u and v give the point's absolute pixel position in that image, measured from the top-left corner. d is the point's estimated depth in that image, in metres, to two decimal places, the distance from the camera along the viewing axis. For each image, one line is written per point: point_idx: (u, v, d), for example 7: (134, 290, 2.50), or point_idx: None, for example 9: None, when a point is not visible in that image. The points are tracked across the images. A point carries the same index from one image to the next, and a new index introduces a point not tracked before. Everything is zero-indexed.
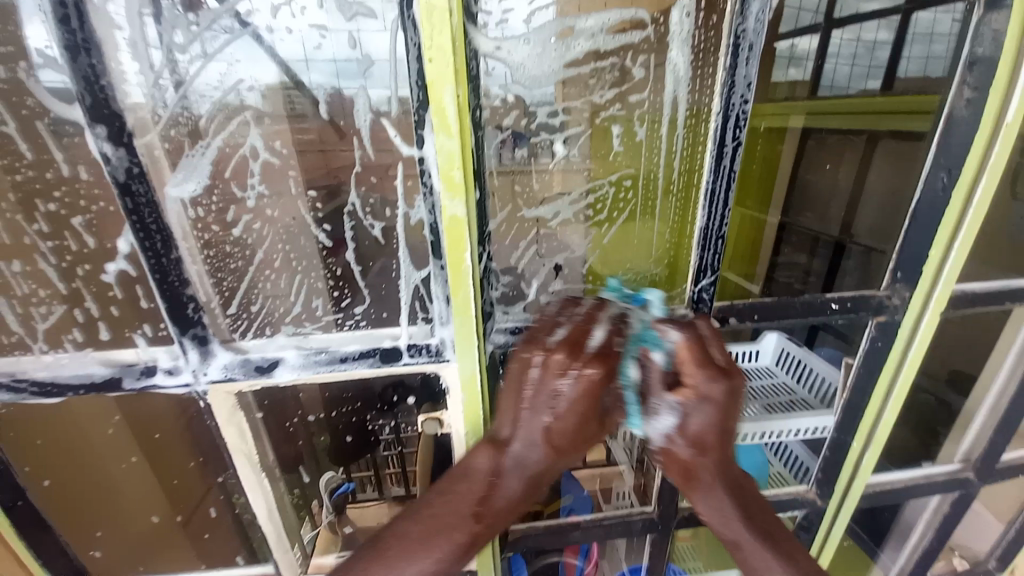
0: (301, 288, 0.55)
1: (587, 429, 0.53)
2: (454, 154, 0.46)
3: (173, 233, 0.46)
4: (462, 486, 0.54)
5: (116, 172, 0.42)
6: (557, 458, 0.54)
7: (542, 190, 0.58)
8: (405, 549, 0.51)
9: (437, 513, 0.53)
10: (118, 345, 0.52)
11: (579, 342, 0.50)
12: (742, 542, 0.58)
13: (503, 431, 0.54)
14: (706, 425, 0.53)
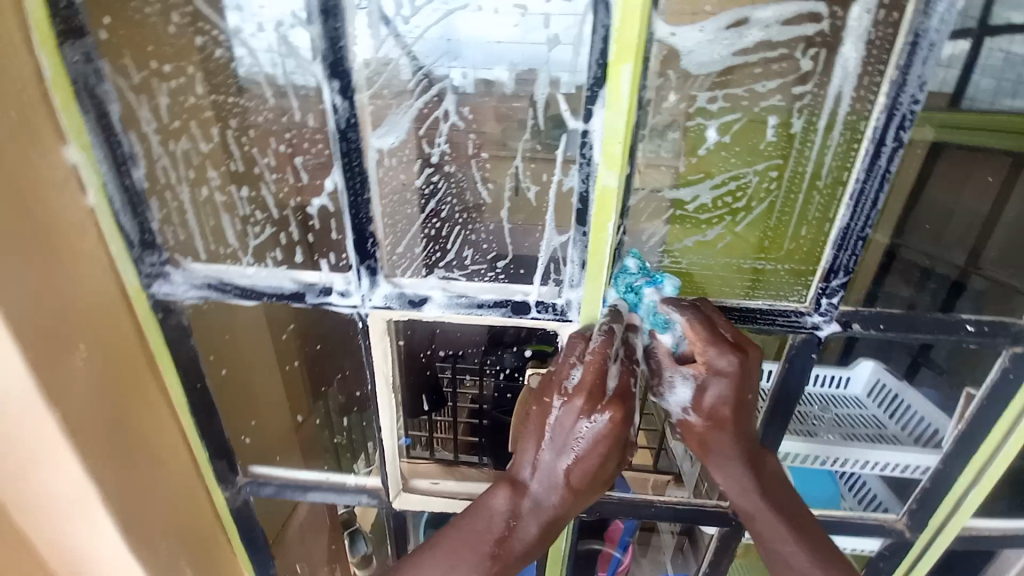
0: (456, 238, 0.63)
1: (607, 463, 0.59)
2: (618, 129, 0.50)
3: (369, 177, 0.55)
4: (481, 524, 0.59)
5: (339, 121, 0.51)
6: (574, 499, 0.60)
7: (653, 184, 0.59)
8: (442, 557, 0.58)
9: (462, 534, 0.58)
10: (307, 266, 0.62)
11: (598, 387, 0.55)
12: (756, 515, 0.65)
13: (523, 473, 0.60)
14: (721, 398, 0.58)
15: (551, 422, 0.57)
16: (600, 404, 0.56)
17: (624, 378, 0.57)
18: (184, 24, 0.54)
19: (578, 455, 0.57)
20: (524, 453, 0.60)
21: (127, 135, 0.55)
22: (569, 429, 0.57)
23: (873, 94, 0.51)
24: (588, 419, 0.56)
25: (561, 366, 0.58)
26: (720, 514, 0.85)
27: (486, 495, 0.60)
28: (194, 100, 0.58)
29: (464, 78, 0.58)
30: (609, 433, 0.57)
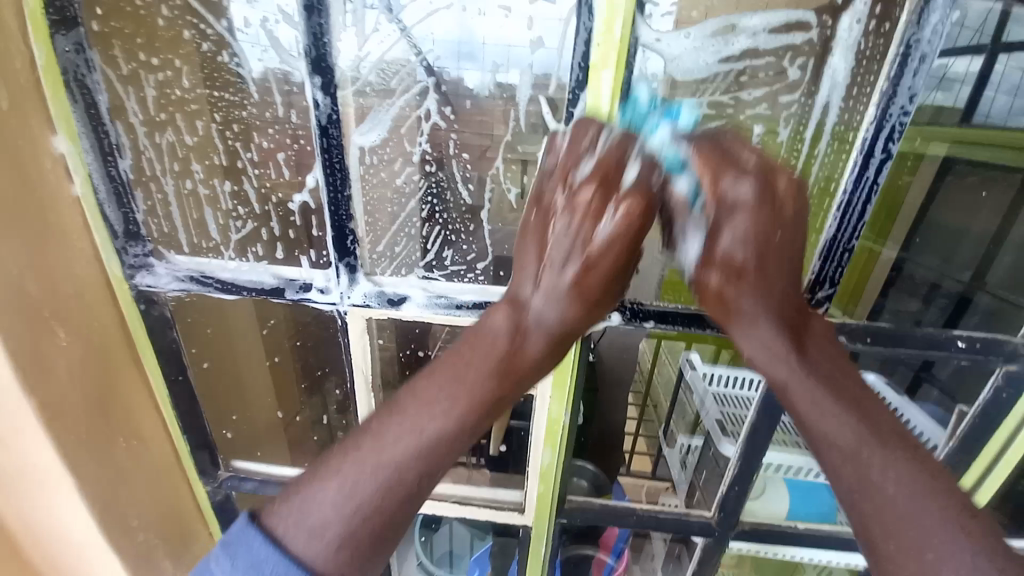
0: (437, 239, 0.62)
1: (625, 266, 0.53)
2: (600, 132, 0.50)
3: (350, 174, 0.55)
4: (482, 342, 0.54)
5: (320, 116, 0.51)
6: (585, 317, 0.55)
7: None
8: (418, 402, 0.52)
9: (452, 362, 0.54)
10: (290, 261, 0.62)
11: (608, 177, 0.49)
12: (793, 382, 0.55)
13: (523, 289, 0.55)
14: (738, 237, 0.52)
15: (563, 224, 0.52)
16: (612, 196, 0.49)
17: (644, 176, 0.50)
18: (171, 15, 0.54)
19: (595, 233, 0.51)
20: (530, 291, 0.55)
21: (113, 126, 0.55)
22: (579, 228, 0.51)
23: (863, 105, 0.51)
24: (602, 216, 0.50)
25: (568, 157, 0.51)
26: (704, 525, 0.84)
27: (484, 319, 0.56)
28: (180, 94, 0.57)
29: (481, 82, 0.54)
30: (625, 230, 0.50)
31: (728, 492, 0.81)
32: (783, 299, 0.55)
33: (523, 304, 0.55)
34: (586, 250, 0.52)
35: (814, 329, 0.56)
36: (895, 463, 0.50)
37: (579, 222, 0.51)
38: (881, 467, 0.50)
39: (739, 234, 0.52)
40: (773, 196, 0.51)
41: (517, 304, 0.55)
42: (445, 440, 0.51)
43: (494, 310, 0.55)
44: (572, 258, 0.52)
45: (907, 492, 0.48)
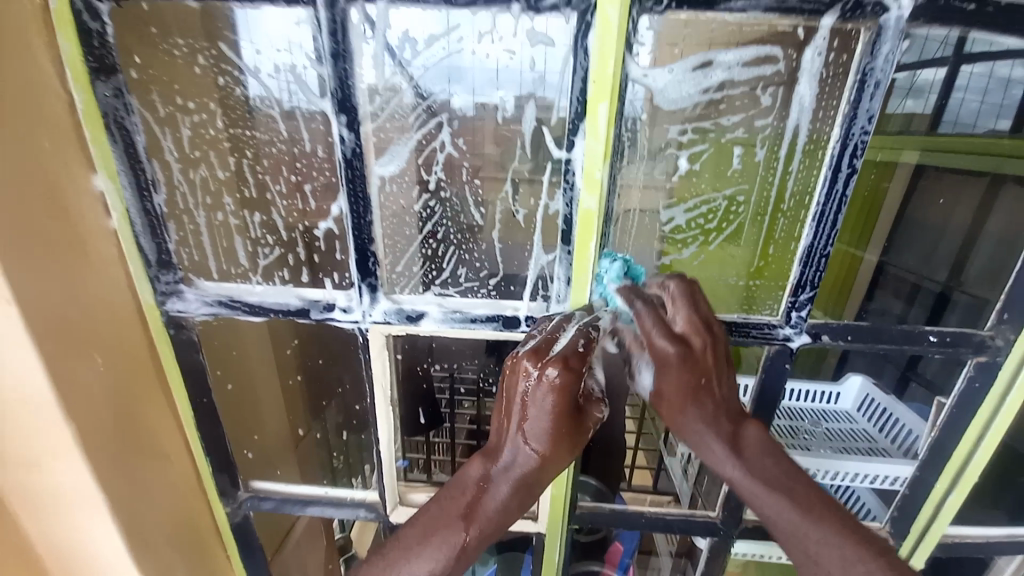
0: (451, 257, 0.68)
1: (562, 427, 0.56)
2: (597, 157, 0.55)
3: (371, 201, 0.60)
4: (454, 492, 0.59)
5: (345, 150, 0.57)
6: (545, 464, 0.57)
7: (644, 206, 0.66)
8: (404, 551, 0.57)
9: (431, 515, 0.58)
10: (313, 283, 0.67)
11: (541, 349, 0.55)
12: (743, 488, 0.61)
13: (493, 442, 0.60)
14: (669, 385, 0.60)
15: (513, 400, 0.57)
16: (540, 363, 0.54)
17: (575, 342, 0.56)
18: (208, 64, 0.60)
19: (531, 410, 0.56)
20: (498, 449, 0.59)
21: (150, 164, 0.60)
22: (519, 394, 0.56)
23: (830, 124, 0.57)
24: (529, 379, 0.55)
25: (521, 341, 0.59)
26: (708, 524, 0.88)
27: (464, 467, 0.61)
28: (213, 134, 0.64)
29: (468, 101, 0.60)
30: (556, 399, 0.55)
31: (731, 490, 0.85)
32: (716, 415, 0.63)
33: (493, 454, 0.59)
34: (527, 410, 0.56)
35: (746, 437, 0.63)
36: (827, 525, 0.58)
37: (519, 399, 0.56)
38: (817, 542, 0.57)
39: (671, 379, 0.59)
40: (690, 335, 0.59)
41: (485, 458, 0.59)
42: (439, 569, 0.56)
43: (472, 461, 0.60)
44: (521, 428, 0.57)
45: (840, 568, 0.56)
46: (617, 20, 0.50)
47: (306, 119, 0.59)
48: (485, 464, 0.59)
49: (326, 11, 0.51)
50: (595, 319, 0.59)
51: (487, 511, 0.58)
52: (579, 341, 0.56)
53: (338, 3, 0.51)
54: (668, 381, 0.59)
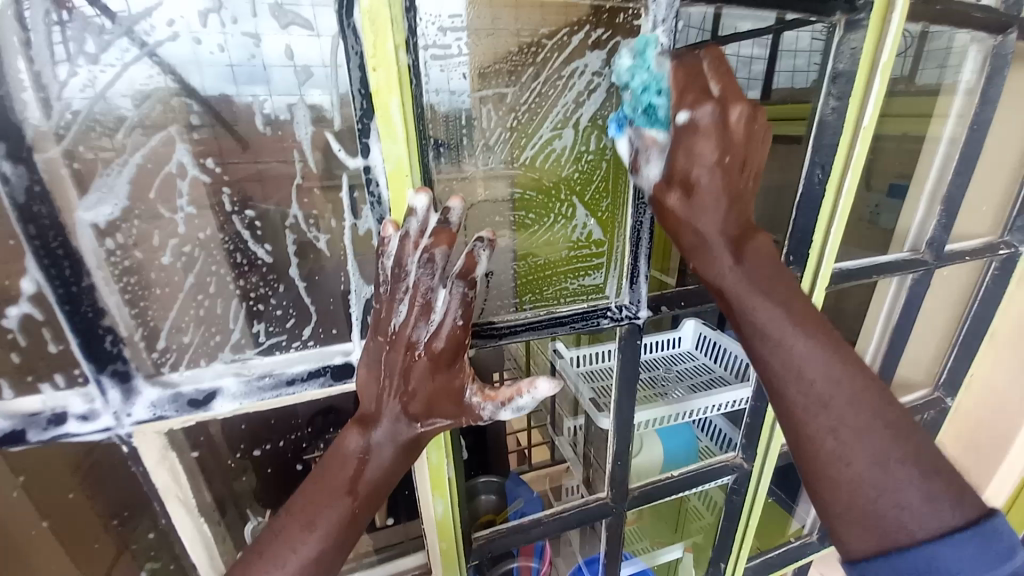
0: (238, 313, 0.50)
1: (447, 388, 0.51)
2: (402, 161, 0.46)
3: (86, 260, 0.42)
4: (331, 467, 0.48)
5: (14, 192, 0.38)
6: (432, 426, 0.52)
7: (483, 200, 0.59)
8: (286, 539, 0.45)
9: (308, 499, 0.47)
10: (17, 393, 0.45)
11: (424, 306, 0.47)
12: (727, 285, 0.57)
13: (369, 406, 0.50)
14: (702, 147, 0.53)
15: (394, 365, 0.49)
16: (429, 322, 0.47)
17: (451, 313, 0.47)
18: None
19: (410, 376, 0.49)
20: (377, 413, 0.50)
21: None
22: (404, 341, 0.48)
23: (629, 97, 0.57)
24: (421, 334, 0.48)
25: (384, 302, 0.48)
26: (602, 506, 0.88)
27: (336, 440, 0.50)
28: None
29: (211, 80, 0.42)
30: (439, 370, 0.50)
31: (616, 469, 0.87)
32: (721, 204, 0.56)
33: (374, 419, 0.50)
34: (412, 375, 0.49)
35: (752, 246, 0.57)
36: (867, 404, 0.50)
37: (403, 362, 0.49)
38: (813, 363, 0.51)
39: (708, 215, 0.56)
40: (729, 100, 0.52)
41: (362, 426, 0.50)
42: (328, 564, 0.46)
43: (345, 432, 0.50)
44: (402, 392, 0.50)
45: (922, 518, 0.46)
46: None
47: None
48: (364, 435, 0.49)
49: None
50: (471, 263, 0.46)
51: (373, 477, 0.50)
52: (461, 306, 0.48)
53: None
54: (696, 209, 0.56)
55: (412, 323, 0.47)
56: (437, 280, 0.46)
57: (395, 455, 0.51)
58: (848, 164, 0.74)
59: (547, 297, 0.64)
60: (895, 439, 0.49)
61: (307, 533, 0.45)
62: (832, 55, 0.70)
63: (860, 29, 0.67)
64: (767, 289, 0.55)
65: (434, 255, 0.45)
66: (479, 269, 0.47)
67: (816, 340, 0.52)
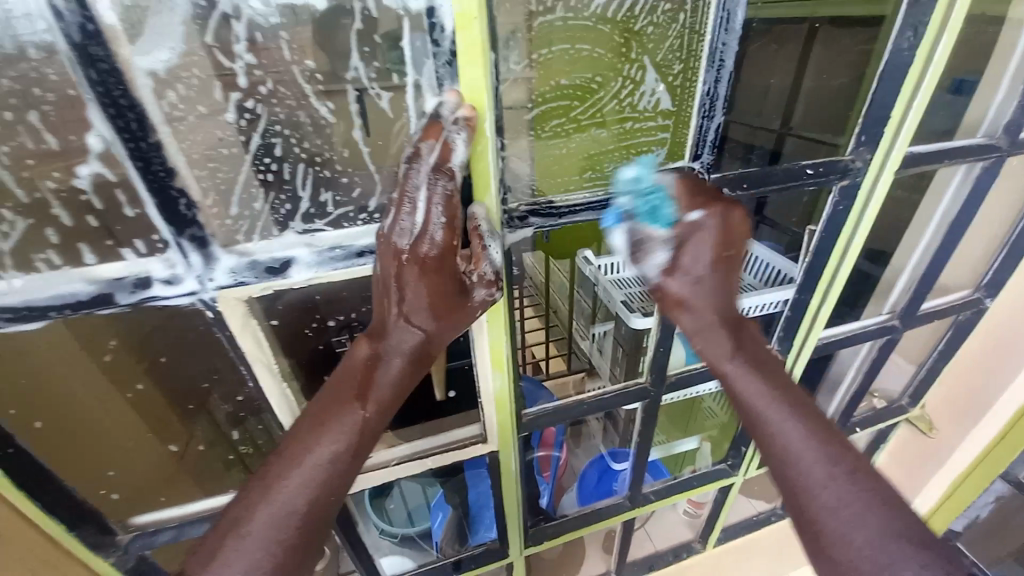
0: (306, 181, 0.49)
1: (444, 295, 0.53)
2: (470, 3, 0.42)
3: (149, 113, 0.40)
4: (342, 377, 0.54)
5: (69, 30, 0.35)
6: (434, 333, 0.55)
7: (544, 60, 0.54)
8: (304, 445, 0.50)
9: (322, 409, 0.52)
10: (101, 257, 0.46)
11: (406, 198, 0.48)
12: (733, 372, 0.63)
13: (376, 321, 0.54)
14: (697, 255, 0.61)
15: (387, 278, 0.51)
16: (419, 218, 0.48)
17: (434, 208, 0.48)
18: None
19: (408, 282, 0.51)
20: (382, 329, 0.54)
21: None
22: (404, 233, 0.49)
23: None
24: (411, 232, 0.49)
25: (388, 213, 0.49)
26: (641, 391, 0.93)
27: (348, 353, 0.55)
28: None
29: None
30: (431, 276, 0.52)
31: (655, 356, 0.90)
32: (717, 291, 0.63)
33: (379, 334, 0.54)
34: (407, 286, 0.51)
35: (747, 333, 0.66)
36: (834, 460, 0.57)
37: (396, 272, 0.51)
38: (818, 465, 0.56)
39: (700, 313, 0.63)
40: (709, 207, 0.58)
41: (371, 338, 0.54)
42: (347, 466, 0.51)
43: (356, 345, 0.55)
44: (399, 304, 0.53)
45: (877, 536, 0.53)
46: None
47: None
48: (372, 345, 0.54)
49: None
50: (446, 154, 0.47)
51: (381, 386, 0.54)
52: (444, 201, 0.48)
53: None
54: (693, 291, 0.63)
55: (400, 227, 0.49)
56: (422, 172, 0.47)
57: (402, 365, 0.55)
58: (946, 22, 0.66)
59: (606, 175, 0.62)
60: (845, 470, 0.56)
61: (324, 439, 0.51)
62: None
63: None
64: (770, 385, 0.61)
65: (420, 150, 0.46)
66: (456, 153, 0.48)
67: (801, 425, 0.59)
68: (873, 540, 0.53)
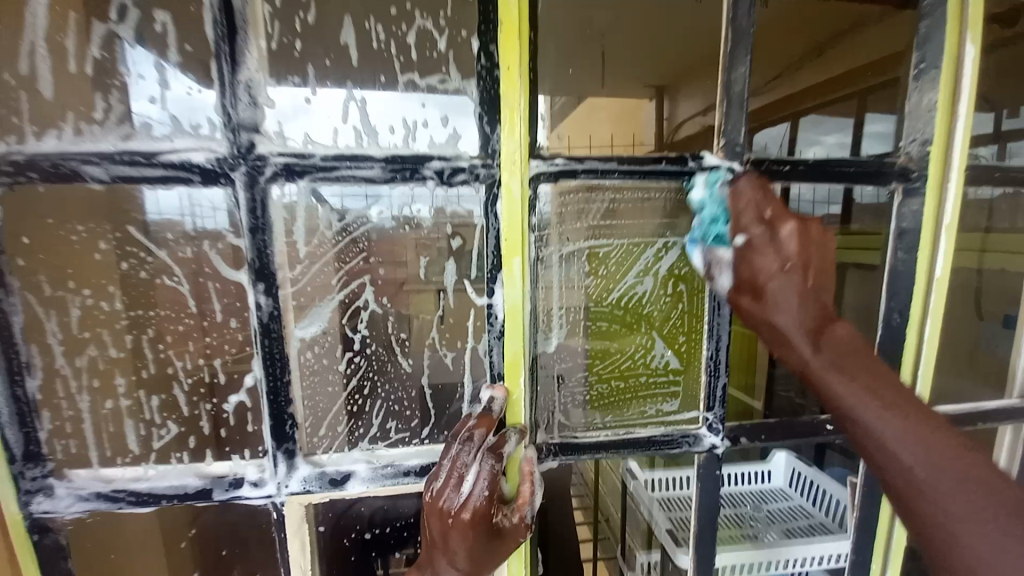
0: (380, 410, 0.65)
1: (485, 547, 0.58)
2: (516, 304, 0.59)
3: (289, 363, 0.58)
4: None
5: (262, 316, 0.56)
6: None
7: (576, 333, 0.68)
8: None
9: None
10: (216, 458, 0.60)
11: (455, 478, 0.57)
12: (809, 369, 0.58)
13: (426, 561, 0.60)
14: (769, 262, 0.57)
15: (434, 533, 0.58)
16: (461, 491, 0.57)
17: (479, 481, 0.57)
18: (112, 248, 0.56)
19: (452, 540, 0.57)
20: (430, 570, 0.60)
21: (26, 348, 0.54)
22: (448, 498, 0.57)
23: None
24: (457, 496, 0.57)
25: (432, 483, 0.58)
26: None
27: None
28: (108, 313, 0.57)
29: (392, 247, 0.61)
30: (473, 533, 0.57)
31: None
32: (806, 296, 0.58)
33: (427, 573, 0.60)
34: (449, 542, 0.57)
35: (836, 332, 0.57)
36: (973, 488, 0.48)
37: (439, 530, 0.58)
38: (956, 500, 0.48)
39: (785, 306, 0.58)
40: (783, 221, 0.57)
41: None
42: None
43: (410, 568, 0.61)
44: (444, 554, 0.58)
45: (984, 530, 0.46)
46: (519, 191, 0.57)
47: (192, 225, 0.55)
48: None
49: (246, 191, 0.53)
50: (500, 444, 0.60)
51: None
52: (489, 476, 0.58)
53: (258, 184, 0.53)
54: (785, 310, 0.59)
55: (447, 491, 0.57)
56: (471, 456, 0.57)
57: None
58: (926, 309, 0.75)
59: (624, 417, 0.71)
60: (978, 490, 0.47)
61: None
62: (895, 216, 0.74)
63: (918, 195, 0.72)
64: (865, 389, 0.54)
65: (472, 434, 0.58)
66: (507, 445, 0.60)
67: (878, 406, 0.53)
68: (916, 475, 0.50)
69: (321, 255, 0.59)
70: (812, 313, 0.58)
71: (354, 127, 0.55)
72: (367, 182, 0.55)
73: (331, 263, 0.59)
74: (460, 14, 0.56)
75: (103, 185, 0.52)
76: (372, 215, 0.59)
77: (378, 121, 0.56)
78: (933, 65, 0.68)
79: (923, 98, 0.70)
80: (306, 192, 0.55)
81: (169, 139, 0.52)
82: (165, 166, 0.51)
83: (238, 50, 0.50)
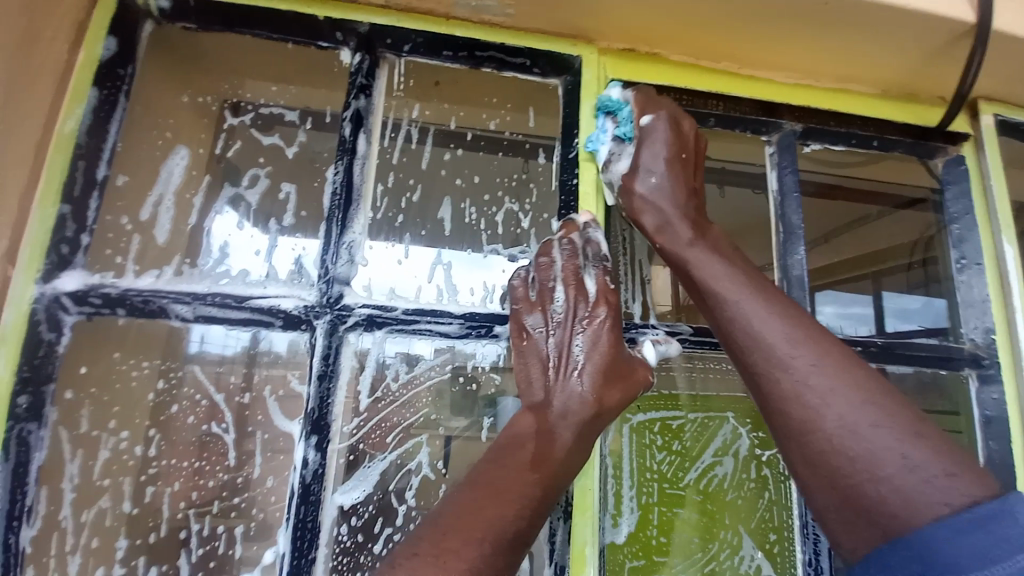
0: None
1: (622, 356, 0.52)
2: (587, 489, 0.53)
3: (320, 536, 0.49)
4: (509, 465, 0.45)
5: (305, 475, 0.49)
6: (600, 421, 0.50)
7: (652, 523, 0.59)
8: (478, 513, 0.42)
9: (480, 499, 0.43)
10: None
11: (581, 284, 0.53)
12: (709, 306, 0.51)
13: (536, 396, 0.50)
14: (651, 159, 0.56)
15: (559, 340, 0.51)
16: (586, 307, 0.52)
17: (604, 281, 0.53)
18: (166, 388, 0.54)
19: (584, 348, 0.51)
20: (547, 399, 0.50)
21: (36, 489, 0.47)
22: (568, 314, 0.52)
23: None
24: (584, 307, 0.52)
25: (545, 320, 0.52)
26: None
27: (508, 426, 0.49)
28: (136, 460, 0.52)
29: (452, 405, 0.57)
30: (610, 333, 0.51)
31: None
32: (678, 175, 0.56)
33: (550, 444, 0.47)
34: (588, 345, 0.51)
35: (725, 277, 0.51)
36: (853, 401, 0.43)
37: (569, 332, 0.51)
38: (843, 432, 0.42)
39: (669, 194, 0.56)
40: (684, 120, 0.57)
41: (536, 411, 0.49)
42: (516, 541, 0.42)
43: (519, 416, 0.49)
44: (572, 365, 0.51)
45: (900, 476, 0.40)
46: None
47: (198, 347, 0.54)
48: (537, 417, 0.49)
49: (324, 337, 0.52)
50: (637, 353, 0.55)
51: (558, 455, 0.47)
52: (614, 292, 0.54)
53: (338, 332, 0.53)
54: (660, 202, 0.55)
55: (573, 296, 0.52)
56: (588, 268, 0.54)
57: (573, 438, 0.48)
58: None
59: None
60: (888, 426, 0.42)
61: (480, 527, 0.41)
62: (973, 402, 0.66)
63: (996, 382, 0.65)
64: (760, 327, 0.48)
65: (595, 313, 0.52)
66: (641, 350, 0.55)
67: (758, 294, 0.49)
68: (847, 419, 0.43)
69: (383, 408, 0.55)
70: (694, 207, 0.55)
71: (437, 286, 0.59)
72: (442, 336, 0.55)
73: (388, 418, 0.56)
74: (543, 201, 0.63)
75: (183, 323, 0.53)
76: (437, 368, 0.57)
77: (458, 281, 0.60)
78: (974, 256, 0.69)
79: (970, 286, 0.69)
80: (379, 342, 0.55)
81: (262, 285, 0.54)
82: (253, 310, 0.52)
83: (349, 216, 0.56)
